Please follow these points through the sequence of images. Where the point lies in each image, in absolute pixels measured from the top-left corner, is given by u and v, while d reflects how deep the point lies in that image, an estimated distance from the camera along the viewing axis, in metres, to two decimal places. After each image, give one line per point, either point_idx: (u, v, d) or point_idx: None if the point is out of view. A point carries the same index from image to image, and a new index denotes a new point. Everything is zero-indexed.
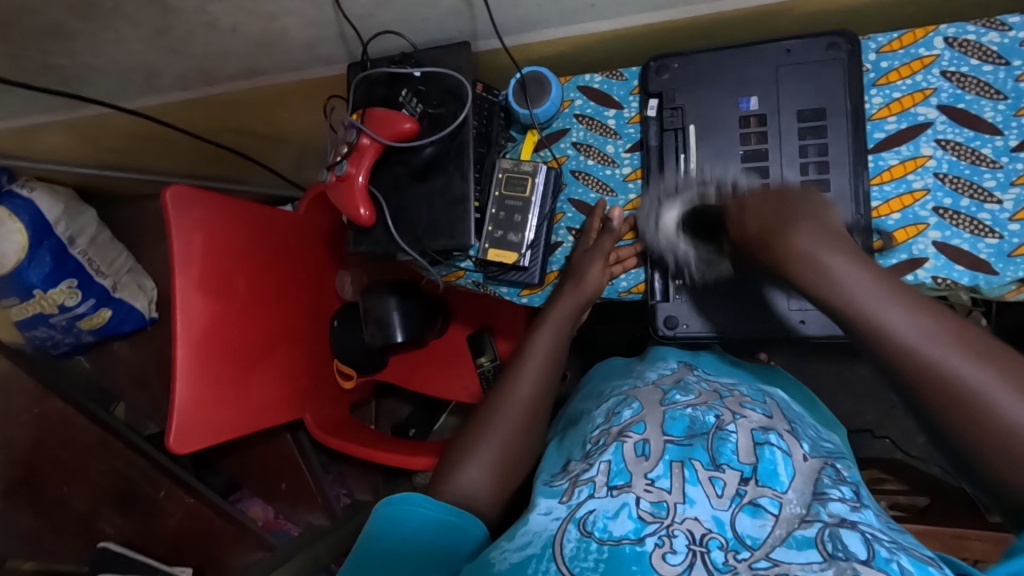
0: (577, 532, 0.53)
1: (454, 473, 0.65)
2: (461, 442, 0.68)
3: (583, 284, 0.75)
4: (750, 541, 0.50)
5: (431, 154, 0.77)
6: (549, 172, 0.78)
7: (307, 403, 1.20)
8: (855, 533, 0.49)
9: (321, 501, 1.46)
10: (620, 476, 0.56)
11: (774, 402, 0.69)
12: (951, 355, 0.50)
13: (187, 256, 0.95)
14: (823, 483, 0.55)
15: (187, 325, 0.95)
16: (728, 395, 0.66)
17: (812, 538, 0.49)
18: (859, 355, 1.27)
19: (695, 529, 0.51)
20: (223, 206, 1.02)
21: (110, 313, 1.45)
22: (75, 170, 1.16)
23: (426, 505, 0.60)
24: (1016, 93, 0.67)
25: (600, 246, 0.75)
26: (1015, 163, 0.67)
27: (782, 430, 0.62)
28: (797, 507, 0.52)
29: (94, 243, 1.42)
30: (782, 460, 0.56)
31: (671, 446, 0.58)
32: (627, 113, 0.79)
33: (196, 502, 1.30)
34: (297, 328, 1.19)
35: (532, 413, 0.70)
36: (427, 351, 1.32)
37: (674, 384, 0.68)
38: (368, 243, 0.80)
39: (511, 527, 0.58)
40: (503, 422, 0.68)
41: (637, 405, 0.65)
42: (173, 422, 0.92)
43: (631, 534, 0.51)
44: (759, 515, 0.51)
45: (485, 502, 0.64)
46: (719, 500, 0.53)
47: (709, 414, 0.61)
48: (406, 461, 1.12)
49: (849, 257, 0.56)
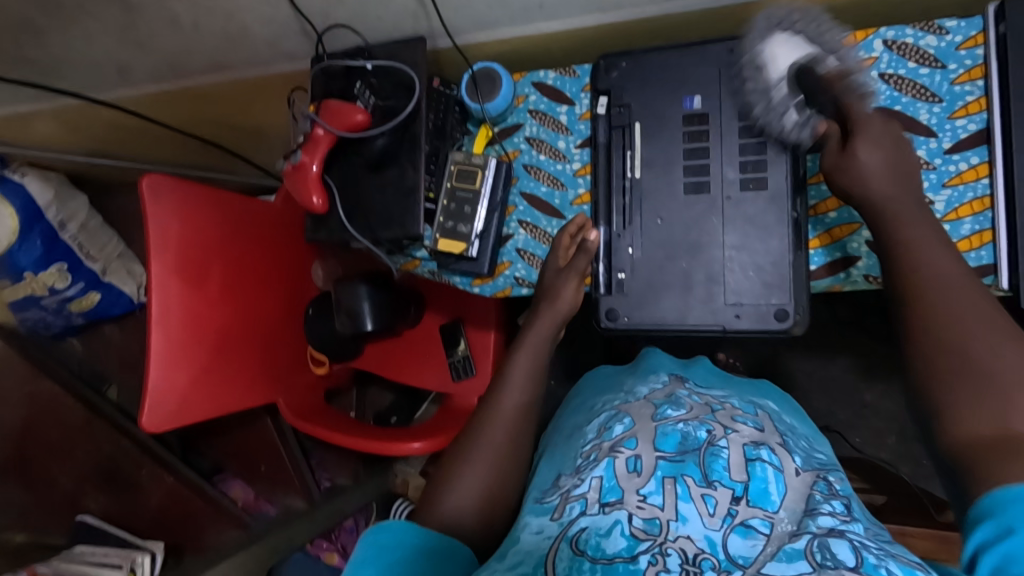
0: (569, 551, 0.54)
1: (438, 497, 0.66)
2: (446, 465, 0.69)
3: (558, 302, 0.76)
4: (742, 560, 0.51)
5: (383, 146, 0.79)
6: (499, 165, 0.80)
7: (281, 387, 1.24)
8: (844, 541, 0.51)
9: (299, 484, 1.48)
10: (612, 493, 0.58)
11: (765, 415, 0.72)
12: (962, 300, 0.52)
13: (163, 242, 0.98)
14: (813, 499, 0.57)
15: (163, 311, 0.98)
16: (720, 409, 0.69)
17: (801, 550, 0.50)
18: (830, 355, 1.28)
19: (687, 547, 0.52)
20: (200, 194, 1.06)
21: (99, 296, 1.50)
22: (63, 158, 1.20)
23: (411, 530, 0.60)
24: (951, 96, 0.68)
25: (574, 266, 0.76)
26: (948, 165, 0.68)
27: (773, 444, 0.64)
28: (787, 525, 0.54)
29: (85, 228, 1.46)
30: (774, 477, 0.59)
31: (663, 462, 0.59)
32: (578, 110, 0.81)
33: (175, 482, 1.33)
34: (274, 316, 1.23)
35: (516, 425, 0.71)
36: (402, 340, 1.36)
37: (665, 398, 0.70)
38: (324, 231, 0.83)
39: (501, 549, 0.58)
40: (488, 446, 0.69)
41: (628, 421, 0.67)
42: (147, 403, 0.97)
43: (625, 551, 0.52)
44: (750, 535, 0.53)
45: (473, 527, 0.65)
46: (711, 519, 0.55)
47: (701, 430, 0.63)
48: (380, 446, 1.14)
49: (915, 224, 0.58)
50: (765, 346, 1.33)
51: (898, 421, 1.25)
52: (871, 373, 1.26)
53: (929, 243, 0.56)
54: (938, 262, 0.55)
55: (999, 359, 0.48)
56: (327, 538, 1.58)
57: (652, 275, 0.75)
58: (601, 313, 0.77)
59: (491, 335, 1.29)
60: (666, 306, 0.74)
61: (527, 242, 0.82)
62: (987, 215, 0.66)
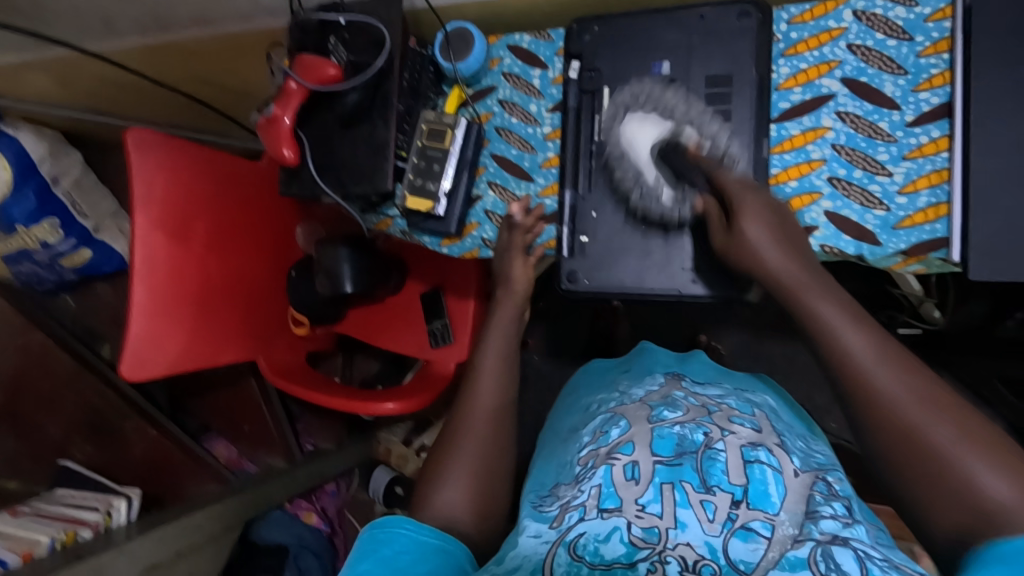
0: (567, 556, 0.56)
1: (432, 496, 0.68)
2: (437, 461, 0.72)
3: (512, 284, 0.83)
4: (743, 566, 0.53)
5: (355, 101, 0.80)
6: (470, 125, 0.81)
7: (262, 346, 1.26)
8: (847, 550, 0.52)
9: (282, 443, 1.51)
10: (610, 499, 0.59)
11: (762, 414, 0.70)
12: (885, 375, 0.57)
13: (147, 197, 1.00)
14: (814, 501, 0.58)
15: (146, 263, 1.00)
16: (717, 410, 0.68)
17: (805, 559, 0.51)
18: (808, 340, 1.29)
19: (688, 554, 0.54)
20: (181, 150, 1.06)
21: (90, 253, 1.52)
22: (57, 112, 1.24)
23: (408, 527, 0.62)
24: (917, 69, 0.68)
25: (512, 242, 0.80)
26: (909, 138, 0.69)
27: (772, 444, 0.63)
28: (789, 528, 0.55)
29: (78, 185, 1.47)
30: (773, 478, 0.59)
31: (660, 467, 0.60)
32: (551, 74, 0.82)
33: (159, 435, 1.37)
34: (258, 275, 1.25)
35: (498, 419, 0.75)
36: (384, 307, 1.38)
37: (661, 400, 0.70)
38: (296, 185, 0.84)
39: (500, 552, 0.61)
40: (468, 435, 0.73)
41: (625, 424, 0.67)
42: (126, 352, 0.98)
43: (623, 558, 0.55)
44: (751, 539, 0.54)
45: (470, 525, 0.67)
46: (710, 525, 0.55)
47: (697, 432, 0.63)
48: (356, 406, 1.16)
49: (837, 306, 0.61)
50: (747, 329, 1.34)
51: None
52: None
53: (848, 326, 0.60)
54: (854, 341, 0.59)
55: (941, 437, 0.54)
56: (306, 498, 1.61)
57: (615, 236, 0.77)
58: (563, 275, 0.78)
59: (470, 303, 1.30)
60: (623, 269, 0.76)
61: (495, 203, 0.83)
62: (944, 188, 0.67)
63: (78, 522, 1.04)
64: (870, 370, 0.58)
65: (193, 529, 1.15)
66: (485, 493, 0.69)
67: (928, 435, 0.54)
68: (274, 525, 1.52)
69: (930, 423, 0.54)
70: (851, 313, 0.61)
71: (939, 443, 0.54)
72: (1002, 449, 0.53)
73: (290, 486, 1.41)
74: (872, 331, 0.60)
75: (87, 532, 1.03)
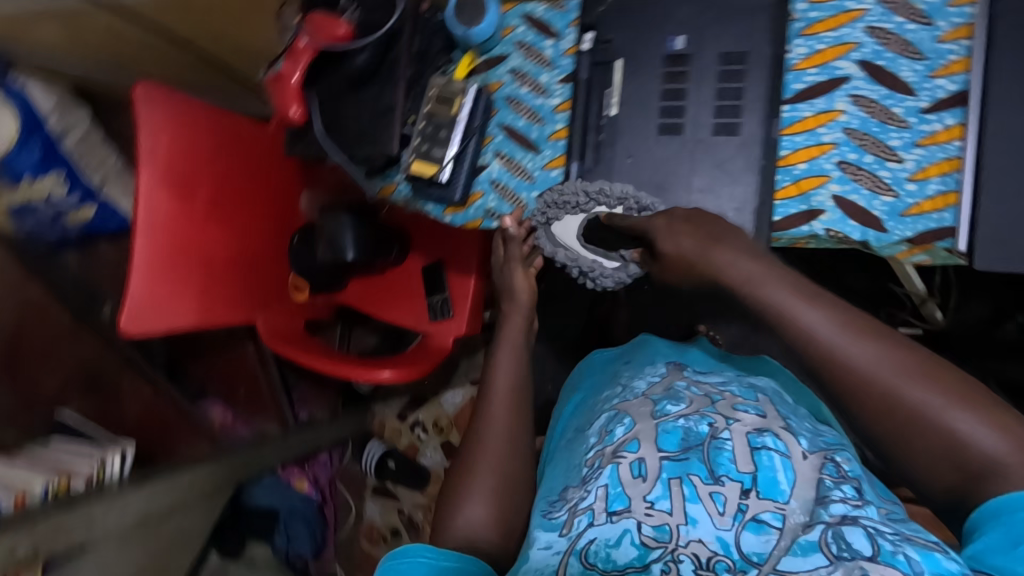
0: (579, 565, 0.57)
1: (453, 516, 0.70)
2: (455, 483, 0.74)
3: (516, 294, 0.86)
4: (756, 558, 0.53)
5: (365, 62, 0.79)
6: (479, 93, 0.80)
7: (260, 308, 1.26)
8: (858, 528, 0.52)
9: (275, 410, 1.54)
10: (619, 500, 0.58)
11: (767, 399, 0.69)
12: (847, 341, 0.57)
13: (153, 152, 1.00)
14: (824, 485, 0.56)
15: (149, 218, 1.00)
16: (720, 398, 0.66)
17: (817, 542, 0.52)
18: None
19: (701, 552, 0.54)
20: (188, 108, 1.06)
21: (93, 212, 1.43)
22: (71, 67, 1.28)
23: (427, 554, 0.64)
24: (935, 54, 0.67)
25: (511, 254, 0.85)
26: (923, 124, 0.68)
27: (778, 429, 0.62)
28: (800, 516, 0.54)
29: (84, 140, 1.41)
30: (782, 465, 0.57)
31: (667, 463, 0.59)
32: (564, 45, 0.80)
33: (158, 394, 1.43)
34: (258, 239, 1.25)
35: (513, 415, 0.78)
36: (385, 280, 1.37)
37: (663, 393, 0.69)
38: (302, 145, 0.85)
39: (517, 564, 0.62)
40: (484, 453, 0.74)
41: (629, 421, 0.65)
42: (126, 306, 0.98)
43: (636, 561, 0.55)
44: (763, 531, 0.54)
45: (491, 540, 0.69)
46: (721, 518, 0.55)
47: (702, 424, 0.62)
48: (352, 372, 1.17)
49: (794, 286, 0.59)
50: (748, 320, 1.34)
51: None
52: None
53: (802, 302, 0.58)
54: (810, 315, 0.58)
55: (918, 398, 0.55)
56: (299, 465, 1.59)
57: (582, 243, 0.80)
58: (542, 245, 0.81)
59: (472, 280, 1.29)
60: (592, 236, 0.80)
61: (500, 172, 0.82)
62: (954, 177, 0.66)
63: (72, 472, 1.05)
64: (834, 343, 0.57)
65: (185, 487, 1.16)
66: (500, 506, 0.71)
67: (908, 398, 0.55)
68: (266, 489, 1.53)
69: (906, 385, 0.55)
70: (806, 291, 0.59)
71: (916, 401, 0.55)
72: (975, 398, 0.54)
73: (284, 452, 1.43)
74: (829, 301, 0.58)
75: (79, 483, 1.05)
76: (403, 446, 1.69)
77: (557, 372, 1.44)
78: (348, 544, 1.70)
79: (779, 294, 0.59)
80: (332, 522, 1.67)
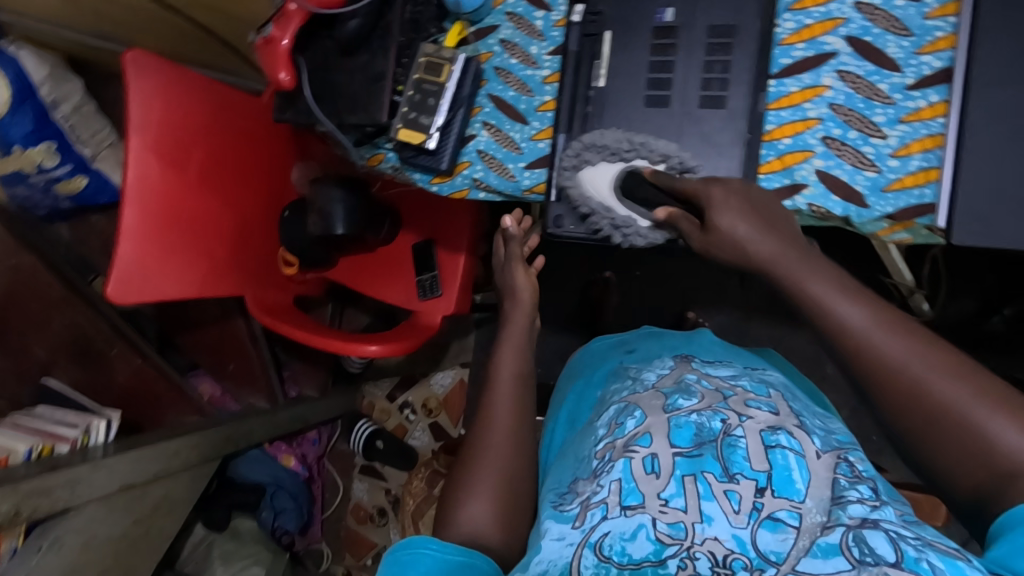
0: (595, 557, 0.53)
1: (455, 513, 0.67)
2: (457, 480, 0.71)
3: (518, 293, 0.89)
4: (774, 557, 0.50)
5: (355, 29, 0.78)
6: (468, 62, 0.80)
7: (250, 283, 1.25)
8: (880, 533, 0.48)
9: (264, 385, 1.53)
10: (633, 496, 0.56)
11: (778, 394, 0.66)
12: (876, 335, 0.54)
13: (144, 118, 0.99)
14: (839, 485, 0.53)
15: (139, 184, 0.99)
16: (733, 394, 0.64)
17: (837, 544, 0.49)
18: (799, 324, 1.31)
19: (717, 549, 0.51)
20: (180, 76, 1.05)
21: (87, 181, 1.46)
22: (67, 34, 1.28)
23: (433, 546, 0.62)
24: (922, 31, 0.68)
25: (510, 254, 0.93)
26: (907, 101, 0.68)
27: (792, 426, 0.59)
28: (817, 515, 0.51)
29: (78, 111, 1.38)
30: (796, 463, 0.55)
31: (681, 460, 0.57)
32: (554, 16, 0.80)
33: (143, 364, 1.35)
34: (251, 210, 1.25)
35: (517, 418, 0.75)
36: (377, 255, 1.37)
37: (674, 386, 0.66)
38: (291, 112, 0.84)
39: (525, 557, 0.57)
40: (491, 450, 0.71)
41: (640, 414, 0.63)
42: (115, 271, 0.97)
43: (652, 556, 0.52)
44: (780, 529, 0.51)
45: (496, 537, 0.66)
46: (736, 517, 0.52)
47: (715, 420, 0.59)
48: (338, 346, 1.17)
49: (827, 282, 0.57)
50: (737, 308, 1.35)
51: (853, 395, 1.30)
52: None
53: (835, 296, 0.56)
54: (844, 309, 0.56)
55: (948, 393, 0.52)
56: (286, 442, 1.63)
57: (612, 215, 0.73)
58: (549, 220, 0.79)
59: (461, 258, 1.30)
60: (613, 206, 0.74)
61: (488, 143, 0.82)
62: (936, 153, 0.67)
63: (56, 437, 1.06)
64: (864, 336, 0.55)
65: (170, 456, 1.16)
66: (506, 500, 0.68)
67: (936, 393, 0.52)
68: (251, 463, 1.55)
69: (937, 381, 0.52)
70: (840, 284, 0.57)
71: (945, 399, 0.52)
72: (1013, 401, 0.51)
73: (272, 427, 1.43)
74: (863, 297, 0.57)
75: (64, 447, 1.05)
76: (392, 427, 1.69)
77: (547, 356, 1.45)
78: (335, 523, 1.70)
79: (810, 287, 0.57)
80: (319, 499, 1.70)
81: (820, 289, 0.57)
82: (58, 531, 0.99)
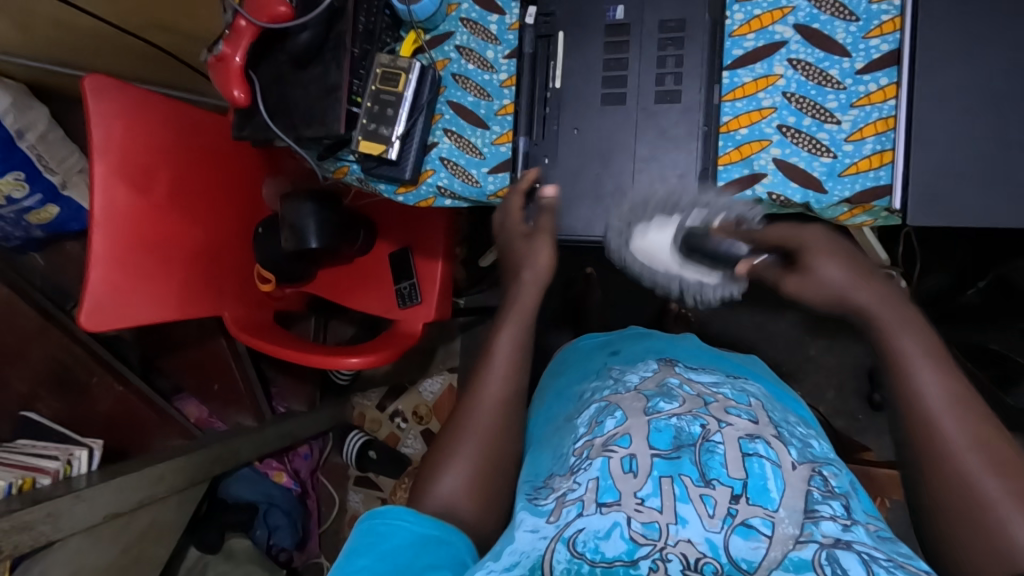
0: (567, 552, 0.52)
1: (432, 483, 0.65)
2: (438, 448, 0.68)
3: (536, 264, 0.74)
4: (745, 565, 0.50)
5: (307, 41, 0.78)
6: (424, 70, 0.79)
7: (227, 301, 1.25)
8: (852, 554, 0.49)
9: (249, 402, 1.51)
10: (609, 493, 0.55)
11: (759, 404, 0.66)
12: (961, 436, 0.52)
13: (105, 143, 0.98)
14: (813, 497, 0.54)
15: (106, 210, 0.99)
16: (713, 400, 0.63)
17: (809, 561, 0.49)
18: (783, 309, 1.32)
19: (689, 552, 0.51)
20: (140, 98, 1.04)
21: (57, 210, 1.43)
22: (27, 62, 1.25)
23: (409, 518, 0.60)
24: (868, 16, 0.68)
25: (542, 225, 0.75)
26: (858, 85, 0.69)
27: (769, 436, 0.59)
28: (790, 527, 0.51)
29: (44, 139, 1.35)
30: (772, 473, 0.55)
31: (659, 461, 0.56)
32: (508, 19, 0.80)
33: (125, 392, 1.33)
34: (226, 228, 1.25)
35: (512, 387, 0.70)
36: (354, 267, 1.37)
37: (655, 389, 0.65)
38: (250, 128, 0.84)
39: (498, 545, 0.56)
40: (475, 421, 0.68)
41: (620, 415, 0.62)
42: (85, 300, 0.97)
43: (624, 555, 0.51)
44: (752, 536, 0.51)
45: (471, 510, 0.64)
46: (711, 521, 0.52)
47: (695, 424, 0.59)
48: (324, 360, 1.16)
49: (935, 364, 0.54)
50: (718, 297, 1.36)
51: (839, 377, 1.31)
52: (816, 329, 1.31)
53: (934, 381, 0.54)
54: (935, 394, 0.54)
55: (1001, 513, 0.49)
56: (277, 459, 1.63)
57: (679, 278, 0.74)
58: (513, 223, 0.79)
59: (439, 264, 1.29)
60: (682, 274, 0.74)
61: (450, 150, 0.82)
62: (889, 136, 0.68)
63: (36, 470, 1.05)
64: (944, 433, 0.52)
65: (154, 482, 1.15)
66: (486, 479, 0.66)
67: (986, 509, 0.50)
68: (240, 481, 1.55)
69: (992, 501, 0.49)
70: (943, 371, 0.54)
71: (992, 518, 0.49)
72: None
73: (260, 444, 1.42)
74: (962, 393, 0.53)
75: (45, 480, 1.04)
76: (384, 436, 1.68)
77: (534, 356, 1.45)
78: (332, 535, 1.69)
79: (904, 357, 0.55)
80: (315, 513, 1.69)
81: (918, 367, 0.55)
82: (43, 565, 0.99)
